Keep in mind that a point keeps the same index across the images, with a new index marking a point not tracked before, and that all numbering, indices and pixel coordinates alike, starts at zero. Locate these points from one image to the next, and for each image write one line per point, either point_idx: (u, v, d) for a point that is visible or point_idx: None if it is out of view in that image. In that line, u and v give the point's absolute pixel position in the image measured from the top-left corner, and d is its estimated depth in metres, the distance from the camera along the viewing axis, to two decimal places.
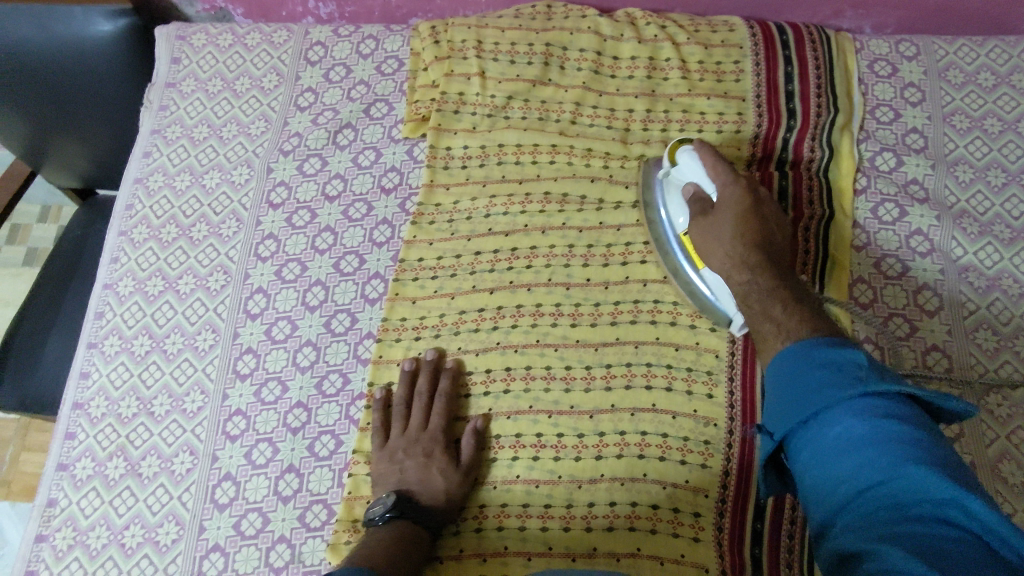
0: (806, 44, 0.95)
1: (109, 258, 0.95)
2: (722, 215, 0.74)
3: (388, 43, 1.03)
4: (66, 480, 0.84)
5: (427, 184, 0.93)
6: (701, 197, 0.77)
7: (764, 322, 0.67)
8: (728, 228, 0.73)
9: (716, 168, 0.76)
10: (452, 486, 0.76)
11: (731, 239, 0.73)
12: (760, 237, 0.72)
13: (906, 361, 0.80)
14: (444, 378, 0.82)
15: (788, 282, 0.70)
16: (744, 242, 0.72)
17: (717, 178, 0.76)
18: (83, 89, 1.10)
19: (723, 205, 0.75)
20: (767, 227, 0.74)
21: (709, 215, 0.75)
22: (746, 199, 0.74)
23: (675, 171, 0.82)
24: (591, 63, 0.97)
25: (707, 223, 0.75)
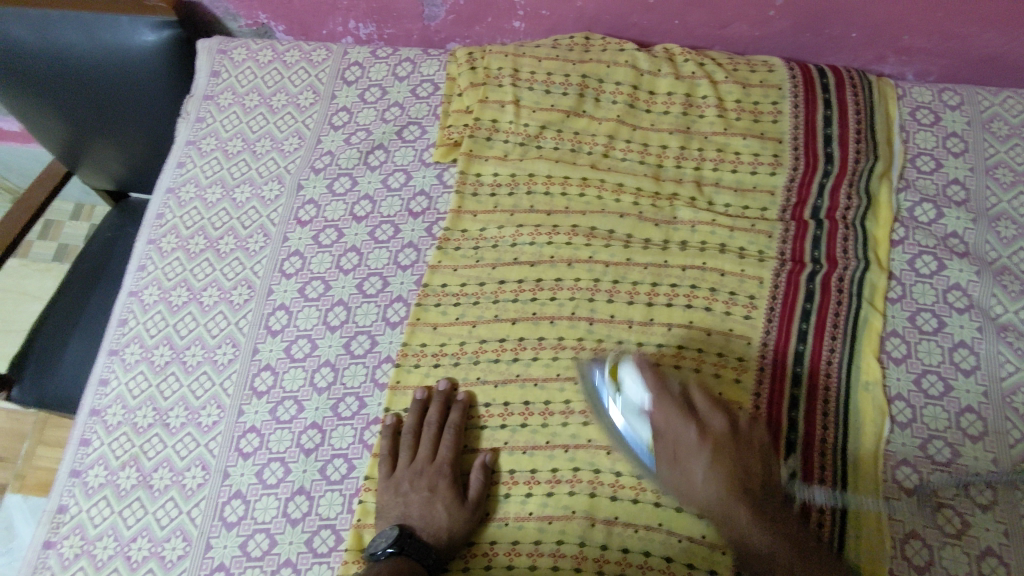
0: (847, 88, 0.93)
1: (137, 266, 0.96)
2: (692, 460, 0.68)
3: (425, 67, 1.04)
4: (77, 487, 0.84)
5: (455, 210, 0.92)
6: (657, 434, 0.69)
7: (744, 537, 0.67)
8: (699, 472, 0.67)
9: (664, 402, 0.69)
10: (454, 523, 0.74)
11: (706, 479, 0.67)
12: (741, 471, 0.67)
13: (939, 421, 0.78)
14: (455, 411, 0.81)
15: (773, 516, 0.67)
16: (728, 480, 0.67)
17: (669, 417, 0.69)
18: (123, 97, 1.12)
19: (687, 456, 0.68)
20: (741, 458, 0.68)
21: (671, 461, 0.69)
22: (711, 440, 0.68)
23: (622, 395, 0.73)
24: (627, 96, 0.96)
25: (674, 469, 0.68)
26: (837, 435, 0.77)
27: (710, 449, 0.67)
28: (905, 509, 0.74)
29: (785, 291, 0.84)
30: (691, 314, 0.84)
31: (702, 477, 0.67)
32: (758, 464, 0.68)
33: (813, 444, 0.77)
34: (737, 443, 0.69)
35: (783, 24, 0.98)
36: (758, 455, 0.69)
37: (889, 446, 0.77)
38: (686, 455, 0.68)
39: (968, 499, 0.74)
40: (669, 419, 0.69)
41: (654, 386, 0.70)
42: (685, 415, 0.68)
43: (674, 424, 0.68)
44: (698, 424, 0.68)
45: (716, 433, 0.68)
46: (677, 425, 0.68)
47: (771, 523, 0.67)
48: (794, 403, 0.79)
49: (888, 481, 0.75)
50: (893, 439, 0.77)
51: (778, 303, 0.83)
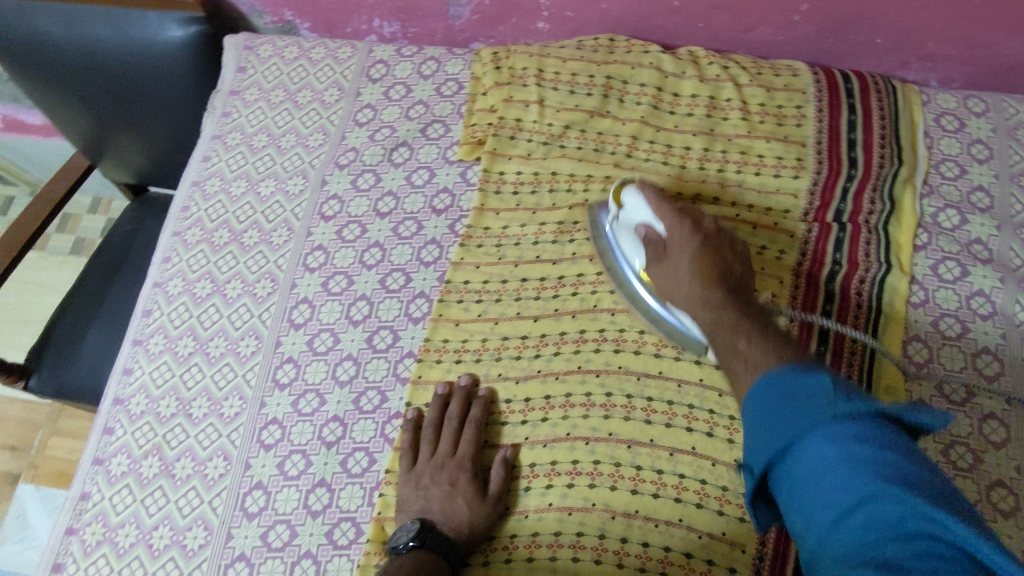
0: (872, 93, 0.94)
1: (161, 258, 0.97)
2: (677, 252, 0.75)
3: (450, 66, 1.04)
4: (100, 475, 0.84)
5: (478, 207, 0.93)
6: (651, 240, 0.78)
7: (715, 324, 0.69)
8: (685, 263, 0.74)
9: (662, 206, 0.77)
10: (475, 517, 0.75)
11: (688, 272, 0.73)
12: (720, 269, 0.73)
13: (962, 427, 0.77)
14: (476, 406, 0.81)
15: (750, 312, 0.69)
16: (707, 278, 0.72)
17: (665, 217, 0.77)
18: (148, 91, 1.13)
19: (676, 248, 0.75)
20: (724, 254, 0.75)
21: (662, 257, 0.76)
22: (699, 234, 0.75)
23: (623, 214, 0.82)
24: (651, 98, 0.97)
25: (664, 263, 0.76)
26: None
27: (696, 242, 0.74)
28: None
29: (806, 294, 0.84)
30: None
31: (686, 269, 0.73)
32: (738, 264, 0.75)
33: None
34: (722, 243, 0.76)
35: (808, 30, 0.98)
36: (740, 261, 0.76)
37: None
38: (675, 247, 0.75)
39: (990, 505, 0.74)
40: (665, 219, 0.77)
41: (652, 200, 0.79)
42: (678, 213, 0.77)
43: (667, 222, 0.77)
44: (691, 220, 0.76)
45: (705, 229, 0.76)
46: (672, 225, 0.76)
47: (741, 310, 0.69)
48: None
49: None
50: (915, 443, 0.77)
51: (799, 305, 0.83)
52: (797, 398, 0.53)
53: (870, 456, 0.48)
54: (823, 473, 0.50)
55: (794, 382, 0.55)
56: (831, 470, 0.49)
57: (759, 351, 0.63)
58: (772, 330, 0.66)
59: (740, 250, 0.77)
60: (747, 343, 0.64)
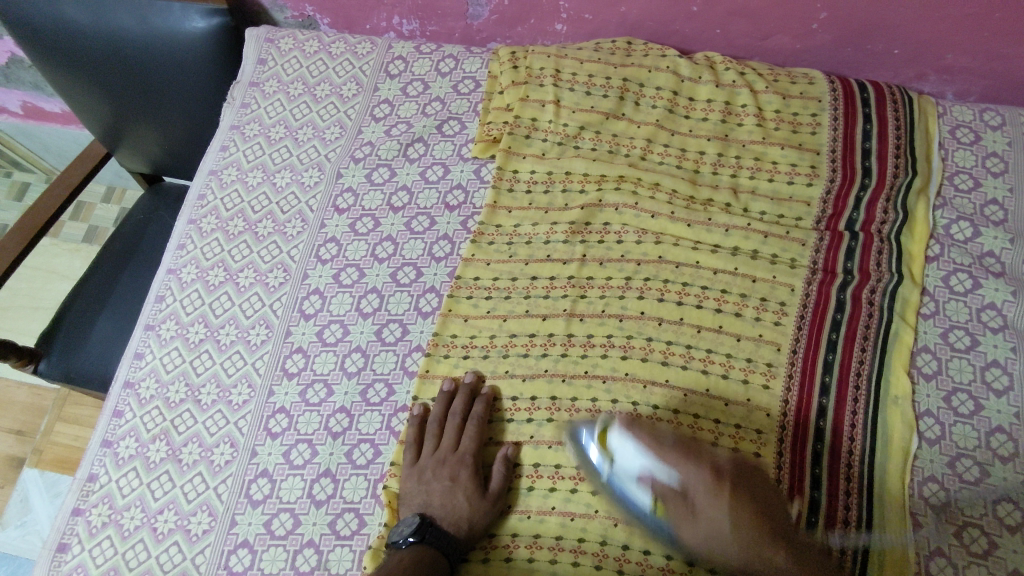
0: (888, 103, 0.94)
1: (176, 244, 0.98)
2: (711, 508, 0.67)
3: (467, 64, 1.05)
4: (108, 457, 0.85)
5: (491, 204, 0.93)
6: (667, 493, 0.69)
7: None
8: (723, 521, 0.67)
9: (670, 457, 0.69)
10: (475, 513, 0.74)
11: (733, 525, 0.66)
12: (760, 509, 0.67)
13: (968, 440, 0.77)
14: (478, 403, 0.81)
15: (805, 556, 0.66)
16: (749, 521, 0.66)
17: (681, 468, 0.69)
18: (167, 82, 1.14)
19: (710, 506, 0.67)
20: (750, 489, 0.69)
21: (694, 516, 0.68)
22: (719, 477, 0.68)
23: (615, 464, 0.72)
24: (667, 101, 0.97)
25: (697, 522, 0.67)
26: (864, 447, 0.77)
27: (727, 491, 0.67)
28: (930, 526, 0.73)
29: (816, 301, 0.84)
30: (721, 319, 0.84)
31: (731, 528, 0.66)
32: (772, 500, 0.69)
33: (839, 456, 0.77)
34: (743, 479, 0.69)
35: (826, 38, 0.99)
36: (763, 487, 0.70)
37: (917, 461, 0.76)
38: (706, 504, 0.67)
39: (996, 519, 0.73)
40: (678, 469, 0.69)
41: (647, 444, 0.70)
42: (695, 462, 0.69)
43: (688, 473, 0.68)
44: (709, 469, 0.69)
45: (723, 472, 0.69)
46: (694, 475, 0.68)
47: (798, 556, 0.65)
48: (821, 413, 0.79)
49: (914, 496, 0.75)
50: (921, 454, 0.77)
51: (808, 314, 0.83)
52: None
53: None
54: None
55: None
56: None
57: None
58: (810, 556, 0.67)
59: (755, 475, 0.71)
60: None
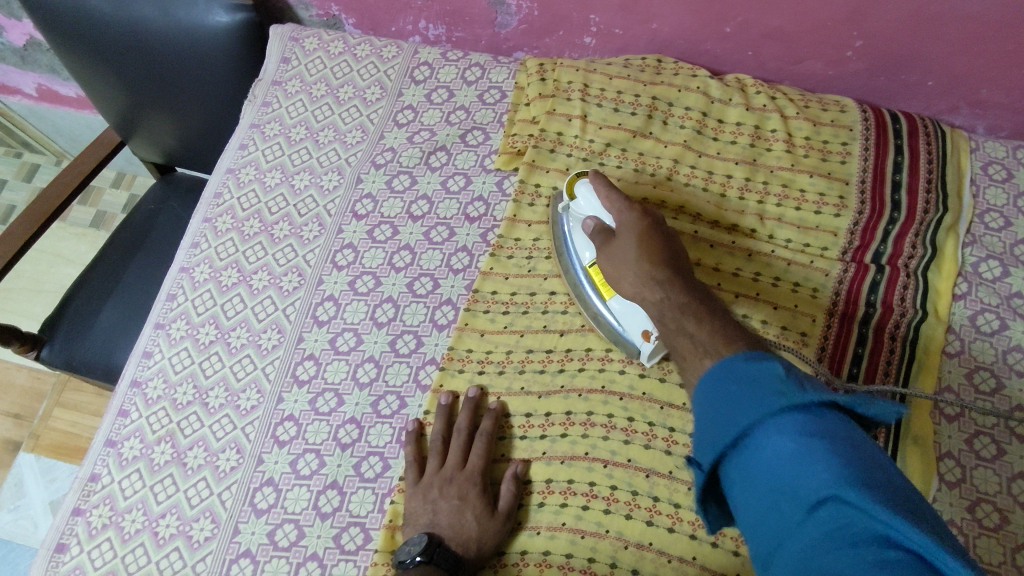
0: (920, 136, 0.92)
1: (189, 242, 0.96)
2: (627, 233, 0.74)
3: (494, 74, 1.04)
4: (112, 457, 0.84)
5: (511, 217, 0.92)
6: (598, 226, 0.77)
7: (680, 313, 0.65)
8: (632, 246, 0.72)
9: (612, 197, 0.77)
10: (485, 533, 0.72)
11: (640, 250, 0.71)
12: (674, 256, 0.72)
13: (989, 485, 0.75)
14: (487, 418, 0.79)
15: (706, 300, 0.67)
16: (658, 253, 0.71)
17: (613, 202, 0.76)
18: (187, 74, 1.12)
19: (627, 230, 0.74)
20: (671, 240, 0.74)
21: (613, 241, 0.75)
22: (647, 221, 0.74)
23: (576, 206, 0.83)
24: (695, 122, 0.96)
25: (613, 245, 0.74)
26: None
27: (647, 226, 0.73)
28: None
29: (838, 333, 0.82)
30: None
31: (632, 248, 0.72)
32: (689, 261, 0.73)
33: None
34: (669, 235, 0.74)
35: (859, 67, 0.97)
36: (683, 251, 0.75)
37: (936, 503, 0.75)
38: (623, 232, 0.74)
39: (1015, 568, 0.71)
40: (614, 208, 0.76)
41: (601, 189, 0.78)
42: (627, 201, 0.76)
43: (617, 207, 0.76)
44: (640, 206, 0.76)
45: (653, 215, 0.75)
46: (619, 210, 0.76)
47: (693, 292, 0.67)
48: None
49: None
50: (941, 497, 0.75)
51: (830, 345, 0.82)
52: (751, 389, 0.52)
53: (814, 446, 0.47)
54: (779, 472, 0.47)
55: (743, 373, 0.53)
56: (791, 463, 0.47)
57: (704, 334, 0.61)
58: (718, 312, 0.65)
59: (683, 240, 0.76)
60: (695, 322, 0.63)
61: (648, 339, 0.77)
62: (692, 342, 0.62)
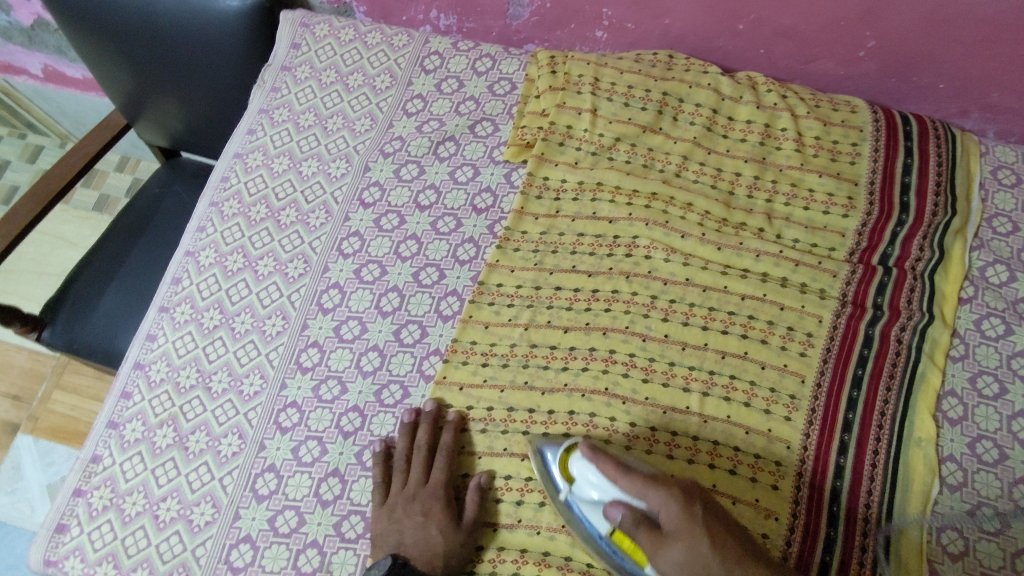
0: (931, 139, 0.92)
1: (195, 226, 0.96)
2: (682, 536, 0.61)
3: (505, 65, 1.04)
4: (114, 438, 0.84)
5: (518, 210, 0.92)
6: (639, 521, 0.63)
7: None
8: (707, 548, 0.60)
9: (635, 485, 0.65)
10: (450, 547, 0.72)
11: (719, 560, 0.59)
12: (744, 546, 0.61)
13: (990, 489, 0.75)
14: (445, 432, 0.79)
15: None
16: (732, 554, 0.59)
17: (646, 491, 0.64)
18: (196, 59, 1.12)
19: (680, 530, 0.61)
20: (726, 523, 0.63)
21: (665, 544, 0.61)
22: (697, 509, 0.62)
23: (582, 487, 0.70)
24: (706, 119, 0.96)
25: (669, 554, 0.60)
26: (884, 485, 0.75)
27: (701, 523, 0.61)
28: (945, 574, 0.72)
29: (843, 335, 0.82)
30: (747, 345, 0.82)
31: (709, 558, 0.59)
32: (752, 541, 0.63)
33: (857, 494, 0.75)
34: (720, 513, 0.64)
35: (871, 67, 0.97)
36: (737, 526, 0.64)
37: (937, 507, 0.75)
38: (682, 530, 0.61)
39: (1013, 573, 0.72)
40: (647, 497, 0.64)
41: (611, 473, 0.67)
42: (659, 485, 0.64)
43: (653, 497, 0.63)
44: (678, 489, 0.64)
45: (694, 495, 0.64)
46: (656, 500, 0.63)
47: None
48: (842, 449, 0.77)
49: (932, 542, 0.73)
50: (941, 500, 0.75)
51: (835, 346, 0.82)
52: None
53: None
54: None
55: None
56: None
57: None
58: None
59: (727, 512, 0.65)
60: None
61: None
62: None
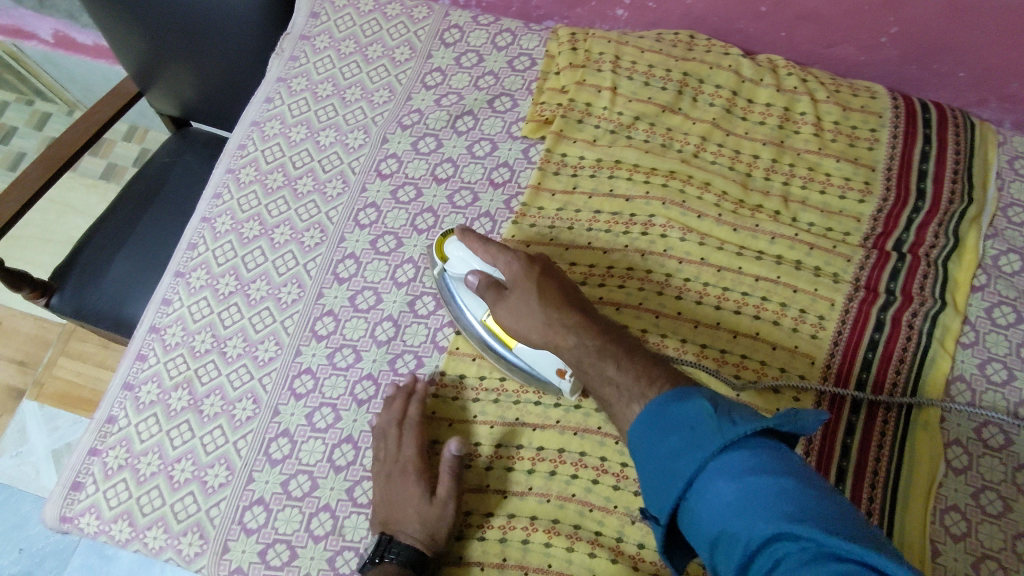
0: (950, 127, 0.92)
1: (212, 192, 0.96)
2: (518, 290, 0.74)
3: (525, 41, 1.04)
4: (129, 400, 0.85)
5: (535, 186, 0.92)
6: (488, 281, 0.76)
7: (601, 373, 0.67)
8: (532, 298, 0.73)
9: (489, 250, 0.77)
10: (425, 521, 0.72)
11: (539, 304, 0.72)
12: (569, 298, 0.73)
13: (995, 474, 0.76)
14: (412, 406, 0.78)
15: (615, 336, 0.70)
16: (555, 304, 0.72)
17: (494, 259, 0.76)
18: (213, 26, 1.11)
19: (517, 286, 0.74)
20: (558, 282, 0.75)
21: (505, 297, 0.74)
22: (533, 269, 0.75)
23: (451, 266, 0.80)
24: (725, 101, 0.96)
25: (507, 303, 0.74)
26: (890, 466, 0.76)
27: (534, 278, 0.74)
28: (948, 555, 0.73)
29: (855, 317, 0.83)
30: (759, 326, 0.83)
31: (534, 302, 0.72)
32: (580, 297, 0.75)
33: (864, 474, 0.76)
34: (554, 276, 0.76)
35: (893, 54, 0.97)
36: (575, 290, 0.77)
37: (941, 489, 0.76)
38: (516, 283, 0.74)
39: (1015, 555, 0.73)
40: (495, 261, 0.76)
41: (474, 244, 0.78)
42: (505, 250, 0.76)
43: (501, 260, 0.76)
44: (524, 255, 0.76)
45: (535, 262, 0.76)
46: (502, 262, 0.76)
47: (600, 333, 0.70)
48: (850, 430, 0.78)
49: (936, 523, 0.74)
50: (946, 483, 0.76)
51: (847, 329, 0.82)
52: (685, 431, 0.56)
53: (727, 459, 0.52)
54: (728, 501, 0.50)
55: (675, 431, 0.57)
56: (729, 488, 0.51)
57: (629, 379, 0.64)
58: (624, 345, 0.68)
59: (566, 278, 0.77)
60: (616, 369, 0.66)
61: (563, 374, 0.75)
62: (616, 388, 0.65)
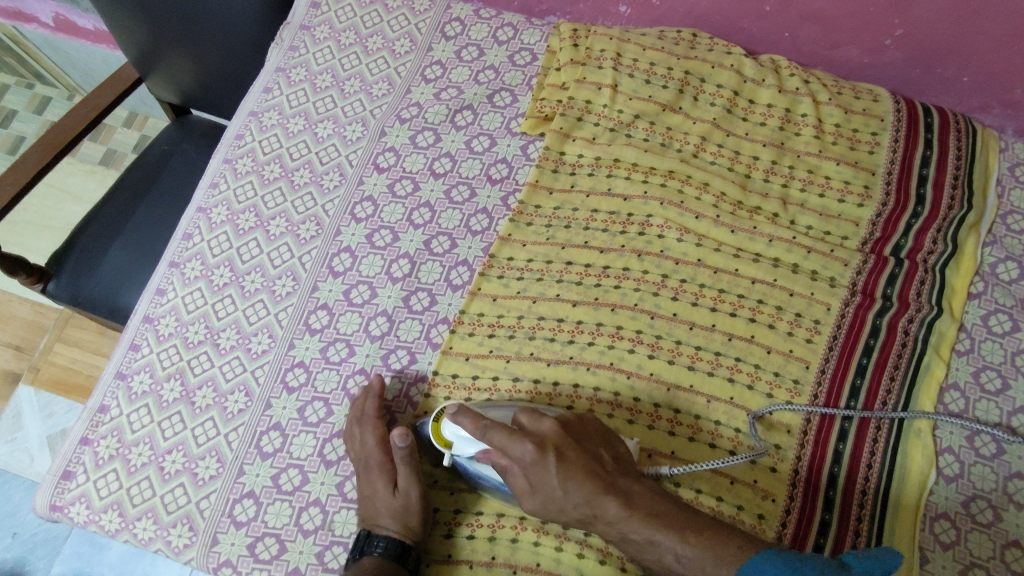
0: (952, 131, 0.92)
1: (209, 182, 0.96)
2: (540, 483, 0.65)
3: (526, 36, 1.03)
4: (121, 390, 0.84)
5: (532, 183, 0.91)
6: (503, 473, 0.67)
7: (656, 556, 0.63)
8: (559, 490, 0.65)
9: (492, 440, 0.67)
10: (390, 510, 0.71)
11: (568, 493, 0.65)
12: (597, 472, 0.66)
13: (986, 482, 0.76)
14: (368, 401, 0.78)
15: (661, 510, 0.64)
16: (584, 491, 0.64)
17: (501, 447, 0.66)
18: (213, 13, 1.10)
19: (537, 479, 0.65)
20: (579, 450, 0.67)
21: (529, 489, 0.66)
22: (548, 453, 0.65)
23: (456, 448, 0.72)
24: (726, 100, 0.95)
25: (532, 496, 0.66)
26: (881, 473, 0.76)
27: (554, 464, 0.65)
28: (936, 562, 0.73)
29: (851, 323, 0.82)
30: (754, 329, 0.83)
31: (562, 493, 0.65)
32: (607, 455, 0.68)
33: (854, 481, 0.76)
34: (573, 442, 0.67)
35: (896, 56, 0.96)
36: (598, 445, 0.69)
37: (931, 496, 0.76)
38: (533, 474, 0.65)
39: (1003, 563, 0.73)
40: (502, 449, 0.66)
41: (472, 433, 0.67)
42: (512, 436, 0.66)
43: (512, 449, 0.66)
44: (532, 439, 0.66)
45: (550, 438, 0.67)
46: (511, 450, 0.66)
47: (644, 514, 0.64)
48: (842, 435, 0.78)
49: (924, 530, 0.74)
50: (936, 490, 0.76)
51: (842, 334, 0.82)
52: None
53: None
54: None
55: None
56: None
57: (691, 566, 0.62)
58: (672, 517, 0.64)
59: (586, 437, 0.69)
60: (676, 558, 0.62)
61: None
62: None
